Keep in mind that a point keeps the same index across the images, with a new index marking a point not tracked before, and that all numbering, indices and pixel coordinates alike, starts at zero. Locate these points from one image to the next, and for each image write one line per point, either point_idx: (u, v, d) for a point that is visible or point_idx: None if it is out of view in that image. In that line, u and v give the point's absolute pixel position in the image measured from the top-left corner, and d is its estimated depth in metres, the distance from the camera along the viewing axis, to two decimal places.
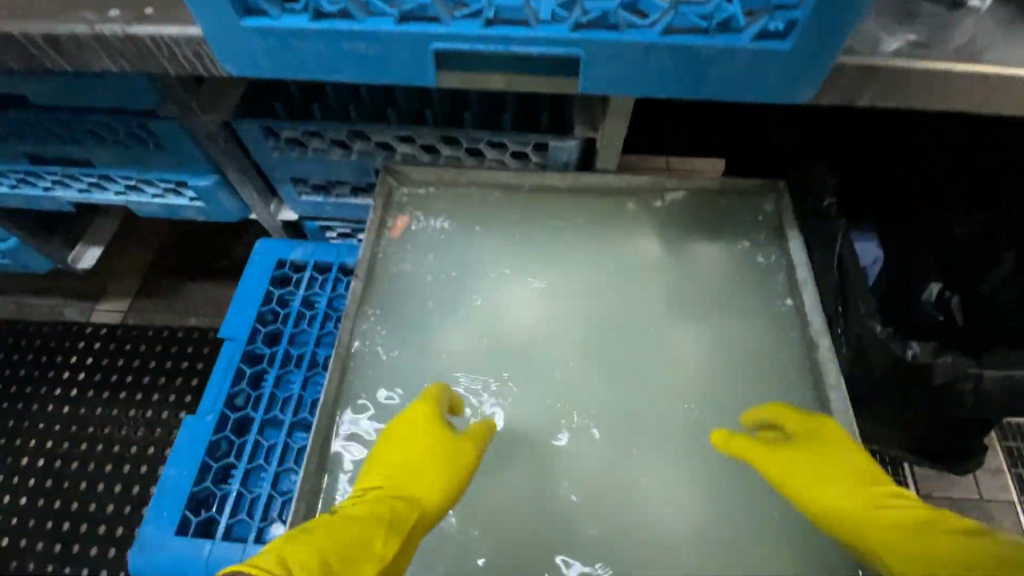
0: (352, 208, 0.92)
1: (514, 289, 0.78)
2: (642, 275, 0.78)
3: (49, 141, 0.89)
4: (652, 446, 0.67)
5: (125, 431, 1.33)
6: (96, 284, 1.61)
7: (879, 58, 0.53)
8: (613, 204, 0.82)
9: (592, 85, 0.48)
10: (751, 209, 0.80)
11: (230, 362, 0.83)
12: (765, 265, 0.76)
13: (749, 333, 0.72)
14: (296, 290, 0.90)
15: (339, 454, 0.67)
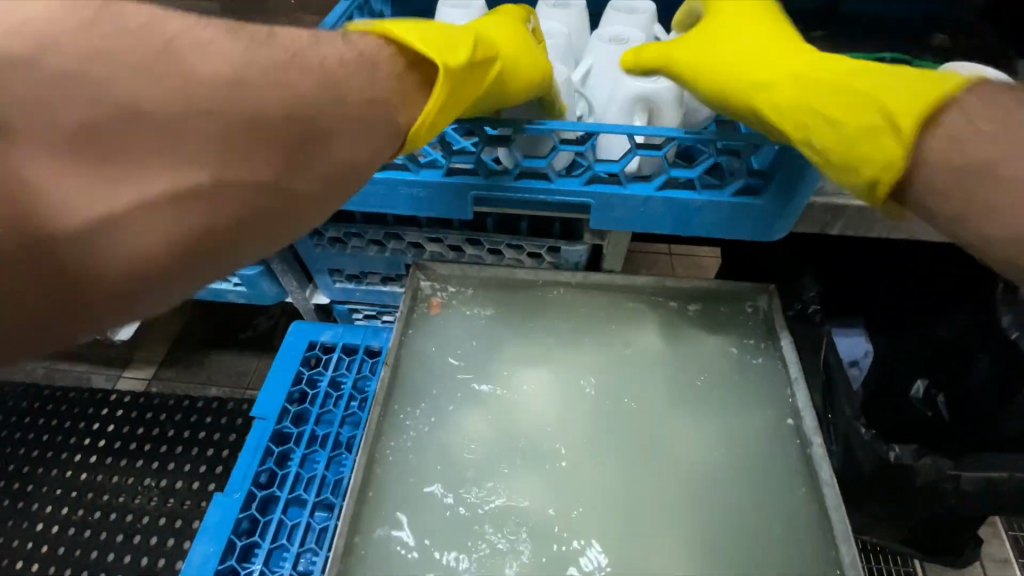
0: (380, 294, 1.00)
1: (529, 379, 0.84)
2: (647, 370, 0.84)
3: None
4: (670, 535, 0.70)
5: (139, 501, 1.33)
6: (124, 351, 1.69)
7: (844, 197, 0.62)
8: (619, 301, 0.89)
9: (601, 224, 0.57)
10: (744, 309, 0.87)
11: (260, 439, 0.89)
12: (764, 364, 0.82)
13: (744, 427, 0.77)
14: (325, 371, 0.97)
15: (364, 541, 0.70)
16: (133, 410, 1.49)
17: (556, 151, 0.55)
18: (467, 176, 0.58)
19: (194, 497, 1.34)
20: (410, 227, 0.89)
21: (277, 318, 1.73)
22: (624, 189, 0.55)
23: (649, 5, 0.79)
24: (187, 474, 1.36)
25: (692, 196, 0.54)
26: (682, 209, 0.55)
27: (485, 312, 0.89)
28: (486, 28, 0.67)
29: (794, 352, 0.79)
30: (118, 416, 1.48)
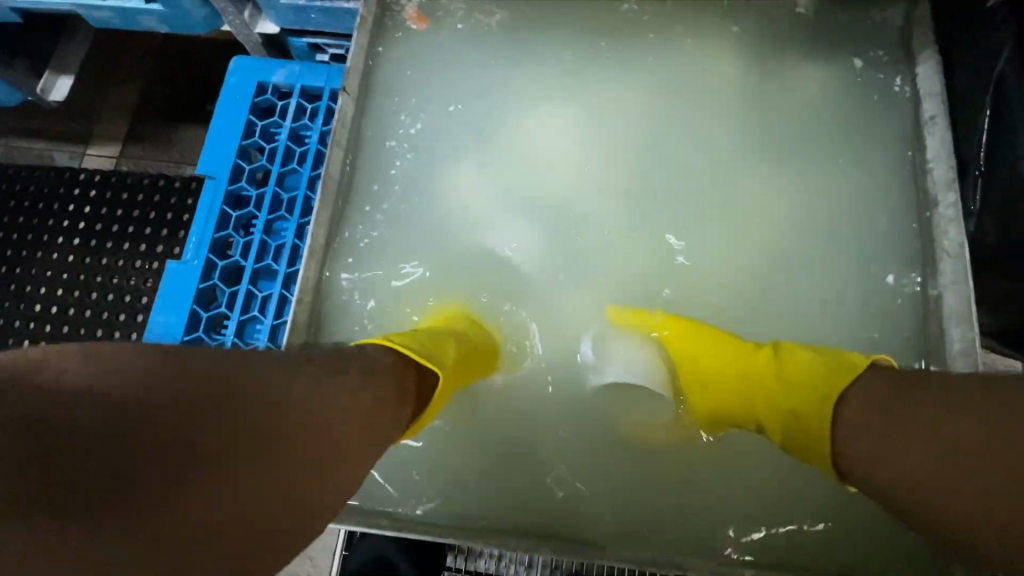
0: (346, 18, 0.73)
1: (548, 121, 0.62)
2: (709, 110, 0.61)
3: None
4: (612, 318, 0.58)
5: (135, 281, 1.20)
6: (81, 126, 1.47)
7: None
8: (688, 10, 0.62)
9: None
10: (864, 27, 0.59)
11: (213, 202, 0.73)
12: (893, 109, 0.58)
13: (830, 189, 0.58)
14: (283, 122, 0.76)
15: (349, 301, 0.59)
16: (107, 190, 1.30)
17: None
18: None
19: None
20: None
21: None
22: None
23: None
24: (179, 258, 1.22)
25: None
26: None
27: (483, 23, 0.64)
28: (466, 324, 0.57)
29: (938, 82, 0.54)
30: (91, 197, 1.30)
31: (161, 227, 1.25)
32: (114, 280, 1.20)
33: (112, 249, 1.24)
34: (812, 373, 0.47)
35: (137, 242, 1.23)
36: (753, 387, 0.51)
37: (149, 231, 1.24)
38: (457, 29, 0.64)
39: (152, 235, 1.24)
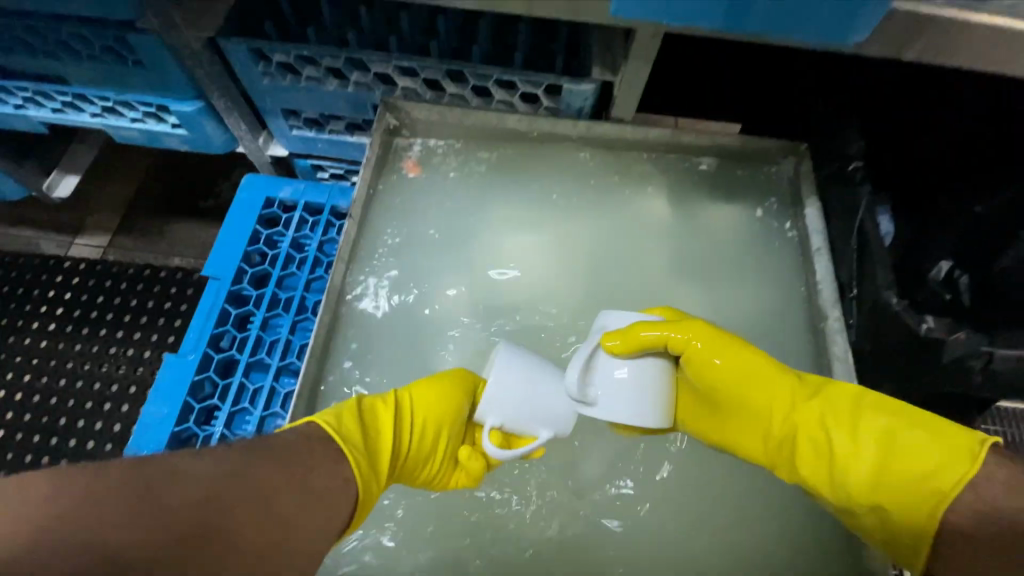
0: (347, 147, 0.87)
1: (517, 242, 0.75)
2: (649, 235, 0.75)
3: (12, 48, 0.81)
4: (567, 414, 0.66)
5: (107, 368, 1.23)
6: (74, 216, 1.54)
7: (937, 5, 0.47)
8: (630, 158, 0.77)
9: (624, 8, 0.41)
10: (763, 176, 0.76)
11: (215, 301, 0.80)
12: (789, 240, 0.73)
13: (747, 302, 0.71)
14: (286, 232, 0.87)
15: (333, 386, 0.66)
16: (91, 277, 1.35)
17: None
18: None
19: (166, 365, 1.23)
20: (376, 53, 0.70)
21: None
22: None
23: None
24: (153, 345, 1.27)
25: None
26: None
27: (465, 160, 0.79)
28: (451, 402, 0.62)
29: (820, 222, 0.70)
30: (74, 283, 1.35)
31: (139, 313, 1.31)
32: (82, 366, 1.23)
33: (86, 334, 1.28)
34: (908, 447, 0.50)
35: (112, 329, 1.28)
36: (814, 439, 0.55)
37: (126, 318, 1.30)
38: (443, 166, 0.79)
39: (129, 322, 1.29)
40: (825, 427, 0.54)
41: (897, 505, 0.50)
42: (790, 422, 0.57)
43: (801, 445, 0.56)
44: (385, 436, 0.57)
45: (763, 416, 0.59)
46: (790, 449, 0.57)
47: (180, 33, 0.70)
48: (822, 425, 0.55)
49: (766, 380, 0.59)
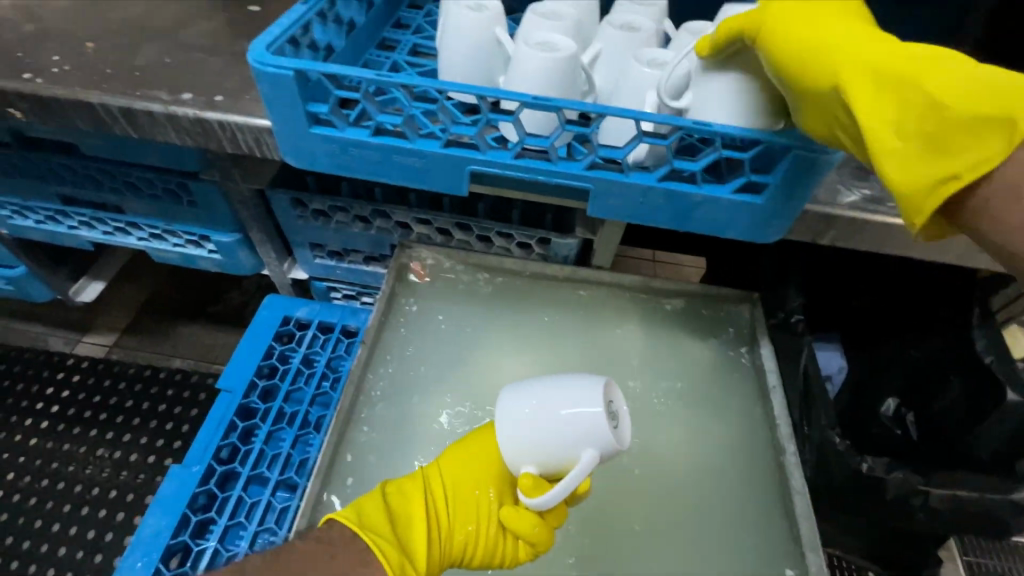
0: (362, 274, 0.98)
1: (507, 373, 0.84)
2: (626, 365, 0.84)
3: (85, 185, 0.94)
4: (563, 532, 0.71)
5: (90, 471, 1.30)
6: (86, 315, 1.62)
7: (840, 208, 0.61)
8: (609, 296, 0.89)
9: (598, 211, 0.53)
10: (725, 314, 0.86)
11: (224, 413, 0.86)
12: (749, 371, 0.82)
13: (714, 431, 0.78)
14: (297, 348, 0.95)
15: (332, 501, 0.71)
16: (92, 376, 1.44)
17: (559, 132, 0.50)
18: (463, 149, 0.53)
19: (150, 471, 1.31)
20: (398, 206, 0.84)
21: (251, 293, 1.68)
22: (623, 176, 0.50)
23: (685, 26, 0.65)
24: (142, 449, 1.33)
25: (692, 188, 0.50)
26: (681, 202, 0.51)
27: (467, 291, 0.90)
28: (467, 469, 0.62)
29: (773, 361, 0.78)
30: (74, 381, 1.43)
31: (133, 414, 1.38)
32: (72, 469, 1.30)
33: (81, 435, 1.34)
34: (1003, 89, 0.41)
35: (106, 430, 1.35)
36: (936, 102, 0.42)
37: (121, 420, 1.36)
38: (445, 296, 0.90)
39: (123, 424, 1.36)
40: (966, 81, 0.42)
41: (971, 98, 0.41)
42: (855, 44, 0.47)
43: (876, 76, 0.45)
44: (414, 527, 0.59)
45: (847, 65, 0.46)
46: (866, 71, 0.45)
47: (233, 185, 0.84)
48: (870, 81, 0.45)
49: (838, 45, 0.47)
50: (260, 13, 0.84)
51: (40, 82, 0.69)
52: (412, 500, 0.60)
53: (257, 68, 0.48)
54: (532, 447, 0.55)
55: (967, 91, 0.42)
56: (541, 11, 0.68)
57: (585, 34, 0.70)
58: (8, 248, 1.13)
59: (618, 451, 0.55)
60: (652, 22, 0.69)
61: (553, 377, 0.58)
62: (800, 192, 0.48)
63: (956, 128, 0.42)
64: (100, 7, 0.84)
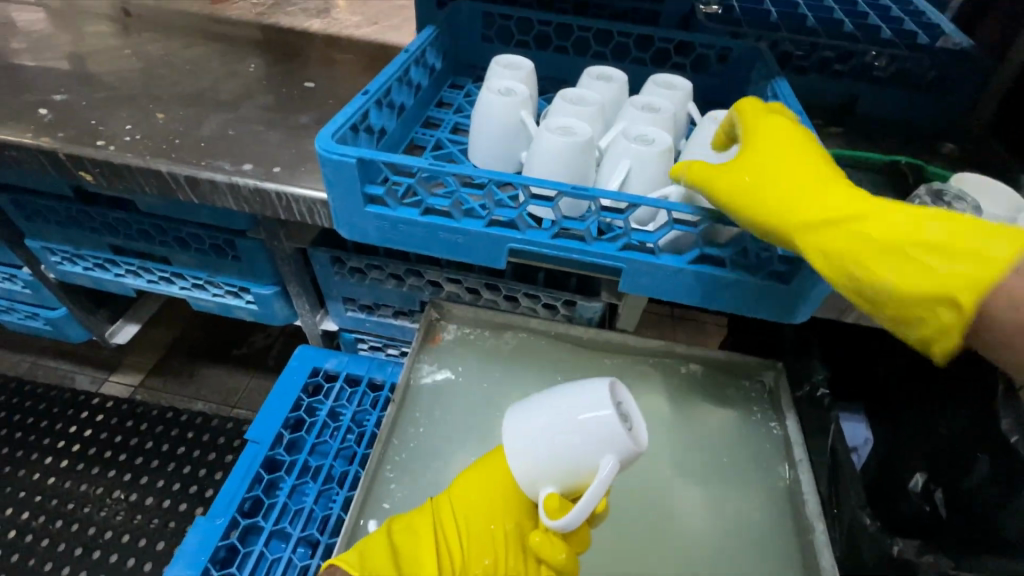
0: (390, 328, 1.01)
1: None
2: (650, 431, 0.84)
3: (137, 238, 0.99)
4: None
5: (105, 513, 1.30)
6: (115, 354, 1.66)
7: None
8: (632, 361, 0.90)
9: (630, 289, 0.56)
10: (747, 383, 0.87)
11: (250, 465, 0.87)
12: (772, 442, 0.82)
13: (740, 505, 0.77)
14: (324, 400, 0.97)
15: None
16: (115, 416, 1.46)
17: (595, 217, 0.53)
18: (504, 228, 0.56)
19: (164, 516, 1.30)
20: (430, 266, 0.88)
21: (275, 337, 1.72)
22: (655, 258, 0.53)
23: (707, 113, 0.69)
24: (157, 492, 1.34)
25: (721, 272, 0.53)
26: (711, 284, 0.54)
27: (494, 351, 0.92)
28: (476, 490, 0.61)
29: (799, 433, 0.79)
30: (97, 420, 1.45)
31: (152, 456, 1.39)
32: (87, 511, 1.30)
33: (100, 475, 1.36)
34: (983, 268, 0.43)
35: (124, 472, 1.36)
36: (877, 245, 0.47)
37: (140, 461, 1.38)
38: (471, 354, 0.92)
39: (141, 466, 1.37)
40: (884, 226, 0.47)
41: (926, 274, 0.45)
42: (814, 194, 0.49)
43: (840, 245, 0.48)
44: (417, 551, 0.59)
45: (798, 204, 0.49)
46: (842, 244, 0.48)
47: (278, 243, 0.89)
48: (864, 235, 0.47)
49: (810, 191, 0.50)
50: (313, 88, 0.92)
51: (113, 150, 0.75)
52: (417, 528, 0.61)
53: (323, 156, 0.53)
54: (546, 465, 0.52)
55: (921, 259, 0.45)
56: (568, 93, 0.71)
57: (610, 115, 0.74)
58: (54, 292, 1.19)
59: (637, 453, 0.51)
60: (673, 105, 0.73)
61: (560, 389, 0.55)
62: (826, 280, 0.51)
63: (893, 253, 0.47)
64: (169, 80, 0.92)
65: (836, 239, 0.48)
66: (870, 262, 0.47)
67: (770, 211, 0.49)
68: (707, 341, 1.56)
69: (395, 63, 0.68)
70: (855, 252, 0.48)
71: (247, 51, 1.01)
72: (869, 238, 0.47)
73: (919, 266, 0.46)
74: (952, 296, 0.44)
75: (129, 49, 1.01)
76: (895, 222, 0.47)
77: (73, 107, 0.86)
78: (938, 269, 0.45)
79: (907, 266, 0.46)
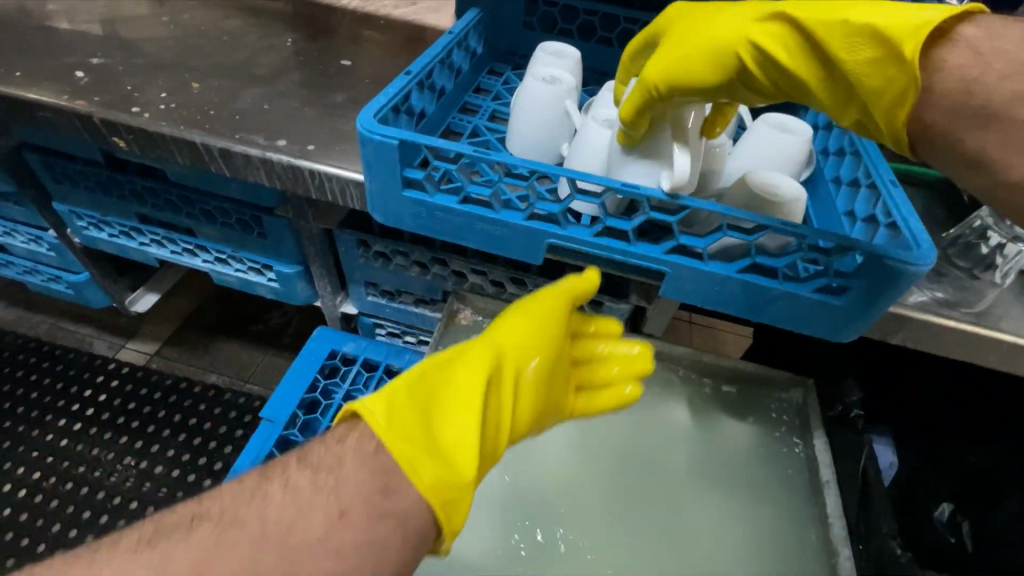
0: (410, 315, 1.00)
1: (547, 434, 0.83)
2: (670, 440, 0.82)
3: (164, 208, 0.99)
4: None
5: (115, 479, 1.31)
6: (132, 322, 1.67)
7: (911, 310, 0.61)
8: (652, 368, 0.87)
9: (670, 293, 0.54)
10: (777, 398, 0.84)
11: (264, 443, 0.86)
12: (796, 461, 0.79)
13: (757, 524, 0.75)
14: (341, 384, 0.96)
15: None
16: (129, 382, 1.47)
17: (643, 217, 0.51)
18: (544, 223, 0.54)
19: (172, 486, 1.31)
20: (456, 255, 0.86)
21: (291, 316, 1.72)
22: (702, 264, 0.51)
23: (759, 115, 0.67)
24: (167, 462, 1.35)
25: (772, 283, 0.50)
26: (758, 295, 0.51)
27: None
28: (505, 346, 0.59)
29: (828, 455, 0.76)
30: (112, 385, 1.46)
31: (165, 425, 1.40)
32: (98, 475, 1.32)
33: (111, 441, 1.37)
34: (871, 32, 0.47)
35: (136, 439, 1.37)
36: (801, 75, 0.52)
37: (152, 430, 1.39)
38: None
39: (152, 434, 1.38)
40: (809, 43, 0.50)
41: (861, 37, 0.47)
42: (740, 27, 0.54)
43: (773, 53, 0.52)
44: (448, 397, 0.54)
45: (710, 64, 0.55)
46: (755, 65, 0.54)
47: (305, 222, 0.88)
48: (782, 50, 0.52)
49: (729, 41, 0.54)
50: (349, 66, 0.90)
51: (147, 117, 0.74)
52: (443, 393, 0.54)
53: (364, 135, 0.51)
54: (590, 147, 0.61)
55: (847, 34, 0.47)
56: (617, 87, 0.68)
57: None
58: (78, 256, 1.19)
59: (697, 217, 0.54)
60: None
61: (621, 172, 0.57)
62: (886, 300, 0.47)
63: (841, 41, 0.48)
64: (204, 50, 0.91)
65: (772, 43, 0.52)
66: (765, 48, 0.52)
67: (700, 74, 0.54)
68: (725, 349, 1.53)
69: (439, 44, 0.66)
70: (766, 45, 0.52)
71: (282, 25, 0.99)
72: (767, 38, 0.52)
73: (828, 32, 0.48)
74: (779, 56, 0.52)
75: (164, 16, 1.00)
76: (797, 14, 0.51)
77: (109, 71, 0.85)
78: (838, 30, 0.48)
79: (823, 50, 0.49)
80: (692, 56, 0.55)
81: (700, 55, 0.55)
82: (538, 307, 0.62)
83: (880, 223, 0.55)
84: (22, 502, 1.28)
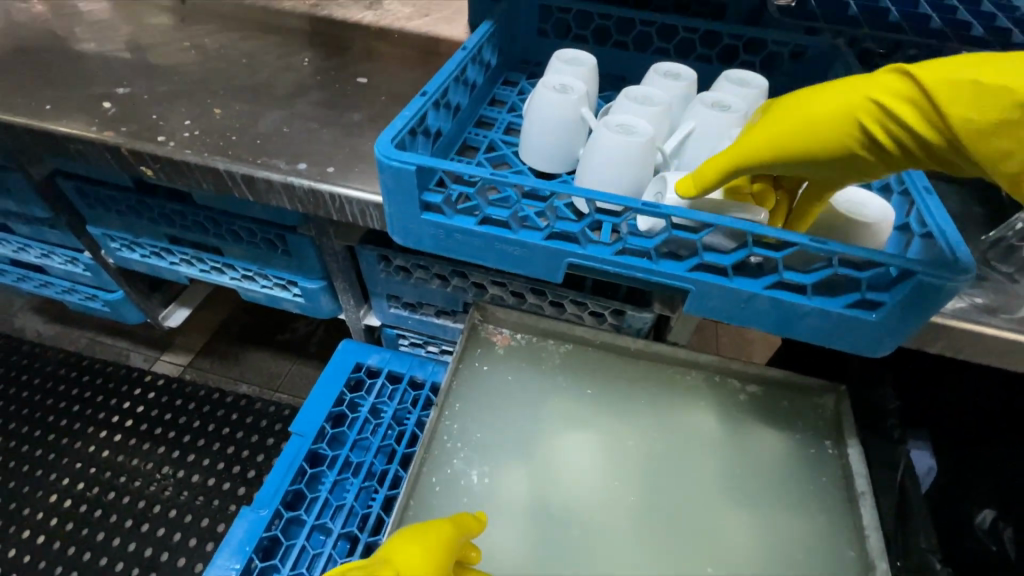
0: (431, 327, 1.00)
1: (572, 445, 0.83)
2: (698, 449, 0.81)
3: (192, 228, 1.01)
4: None
5: (154, 488, 1.36)
6: (166, 335, 1.73)
7: (949, 318, 0.59)
8: (677, 376, 0.87)
9: (696, 310, 0.53)
10: (806, 405, 0.82)
11: (294, 457, 0.88)
12: (829, 470, 0.77)
13: (790, 535, 0.74)
14: (366, 396, 0.98)
15: None
16: (165, 394, 1.52)
17: (665, 235, 0.50)
18: (565, 241, 0.54)
19: (207, 494, 1.36)
20: (476, 268, 0.86)
21: (317, 324, 1.75)
22: (727, 281, 0.50)
23: None
24: (203, 471, 1.39)
25: (801, 300, 0.49)
26: (787, 311, 0.50)
27: (536, 355, 0.90)
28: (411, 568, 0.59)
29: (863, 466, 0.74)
30: (148, 397, 1.52)
31: (199, 435, 1.44)
32: (138, 485, 1.37)
33: (150, 451, 1.42)
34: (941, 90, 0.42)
35: (172, 449, 1.42)
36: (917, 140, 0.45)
37: (188, 440, 1.43)
38: (514, 358, 0.90)
39: (188, 444, 1.43)
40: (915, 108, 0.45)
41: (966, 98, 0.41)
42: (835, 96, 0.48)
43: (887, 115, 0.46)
44: None
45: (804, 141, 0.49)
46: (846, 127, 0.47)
47: (328, 240, 0.89)
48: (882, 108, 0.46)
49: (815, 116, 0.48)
50: (364, 83, 0.90)
51: (173, 146, 0.76)
52: None
53: (381, 161, 0.52)
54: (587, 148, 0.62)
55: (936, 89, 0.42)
56: (634, 91, 0.67)
57: (676, 113, 0.70)
58: (113, 276, 1.23)
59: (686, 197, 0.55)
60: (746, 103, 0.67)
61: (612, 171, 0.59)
62: (925, 314, 0.46)
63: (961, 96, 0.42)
64: (224, 74, 0.93)
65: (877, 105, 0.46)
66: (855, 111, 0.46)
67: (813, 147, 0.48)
68: (752, 348, 1.50)
69: (453, 62, 0.66)
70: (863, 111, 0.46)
71: (298, 44, 1.01)
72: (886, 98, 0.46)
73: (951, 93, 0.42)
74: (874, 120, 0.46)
75: (185, 40, 1.02)
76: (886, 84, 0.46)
77: (135, 100, 0.88)
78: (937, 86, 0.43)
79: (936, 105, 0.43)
80: (790, 132, 0.49)
81: (794, 129, 0.49)
82: (433, 531, 0.63)
83: (915, 232, 0.53)
84: (69, 512, 1.34)
